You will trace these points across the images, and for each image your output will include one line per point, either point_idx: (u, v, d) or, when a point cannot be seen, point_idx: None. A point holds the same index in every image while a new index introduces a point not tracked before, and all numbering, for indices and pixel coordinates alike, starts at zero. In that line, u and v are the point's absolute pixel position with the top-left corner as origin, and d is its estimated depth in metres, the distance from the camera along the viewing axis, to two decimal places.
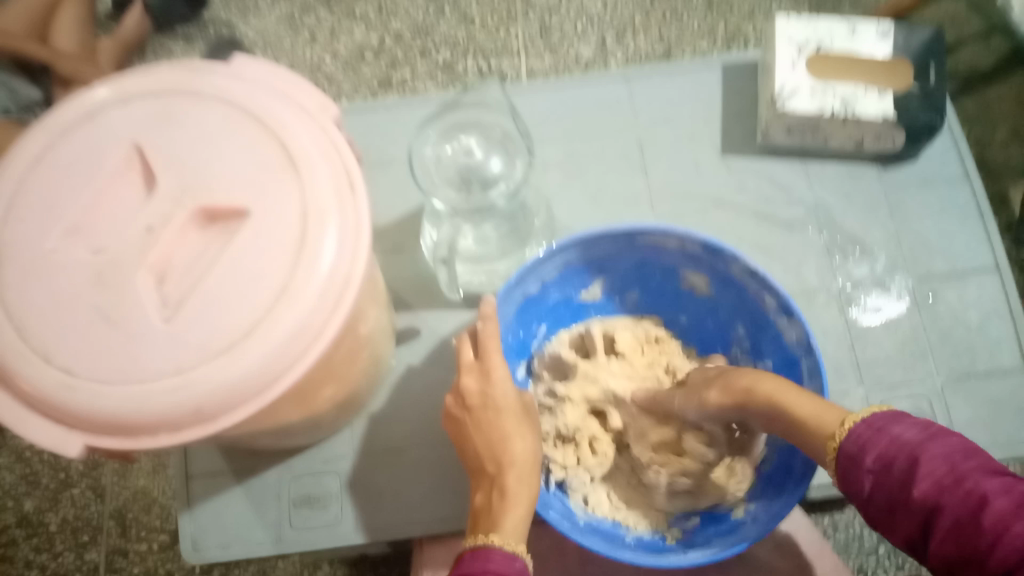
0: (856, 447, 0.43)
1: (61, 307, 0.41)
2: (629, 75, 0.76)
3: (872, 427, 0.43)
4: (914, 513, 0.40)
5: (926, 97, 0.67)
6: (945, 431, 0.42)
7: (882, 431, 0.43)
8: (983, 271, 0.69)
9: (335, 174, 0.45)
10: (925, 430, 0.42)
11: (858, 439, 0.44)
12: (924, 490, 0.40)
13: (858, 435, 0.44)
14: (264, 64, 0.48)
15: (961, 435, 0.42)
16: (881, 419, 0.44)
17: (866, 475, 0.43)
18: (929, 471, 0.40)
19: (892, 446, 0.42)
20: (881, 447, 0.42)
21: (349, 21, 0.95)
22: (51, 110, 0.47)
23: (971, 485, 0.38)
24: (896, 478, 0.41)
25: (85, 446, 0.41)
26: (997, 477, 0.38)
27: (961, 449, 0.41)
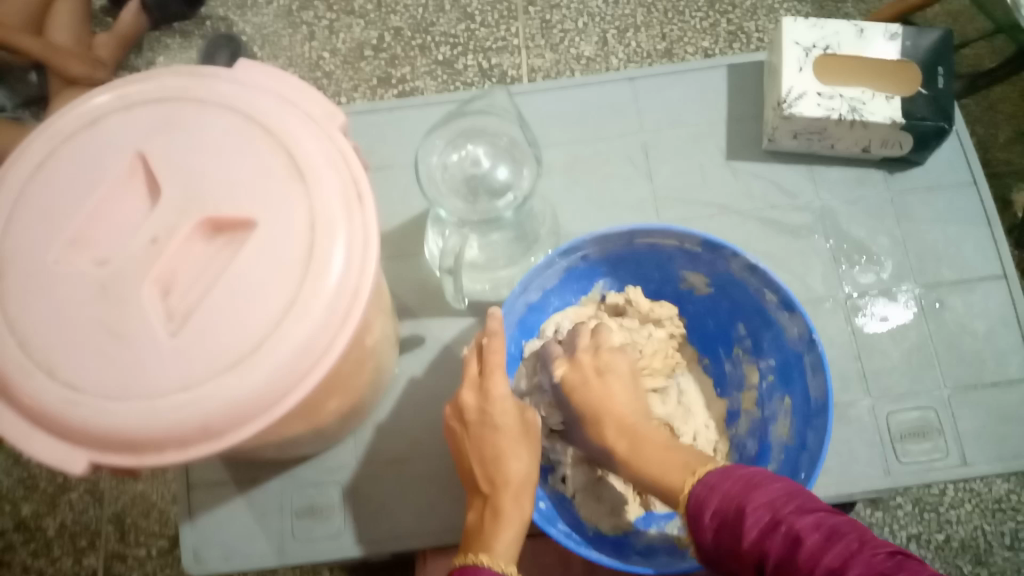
0: (696, 502, 0.42)
1: (65, 321, 0.40)
2: (633, 78, 0.75)
3: (707, 485, 0.42)
4: (750, 564, 0.39)
5: (939, 98, 0.65)
6: (771, 479, 0.41)
7: (714, 488, 0.42)
8: (990, 279, 0.69)
9: (343, 183, 0.44)
10: (750, 481, 0.41)
11: (699, 498, 0.42)
12: (751, 540, 0.39)
13: (696, 499, 0.42)
14: (272, 70, 0.47)
15: (786, 481, 0.41)
16: (714, 476, 0.43)
17: (708, 536, 0.41)
18: (754, 521, 0.39)
19: (723, 501, 0.41)
20: (713, 506, 0.41)
21: (347, 18, 0.94)
22: (52, 116, 0.46)
23: (787, 528, 0.38)
24: (731, 534, 0.40)
25: (90, 462, 0.41)
26: (808, 514, 0.38)
27: (784, 492, 0.40)
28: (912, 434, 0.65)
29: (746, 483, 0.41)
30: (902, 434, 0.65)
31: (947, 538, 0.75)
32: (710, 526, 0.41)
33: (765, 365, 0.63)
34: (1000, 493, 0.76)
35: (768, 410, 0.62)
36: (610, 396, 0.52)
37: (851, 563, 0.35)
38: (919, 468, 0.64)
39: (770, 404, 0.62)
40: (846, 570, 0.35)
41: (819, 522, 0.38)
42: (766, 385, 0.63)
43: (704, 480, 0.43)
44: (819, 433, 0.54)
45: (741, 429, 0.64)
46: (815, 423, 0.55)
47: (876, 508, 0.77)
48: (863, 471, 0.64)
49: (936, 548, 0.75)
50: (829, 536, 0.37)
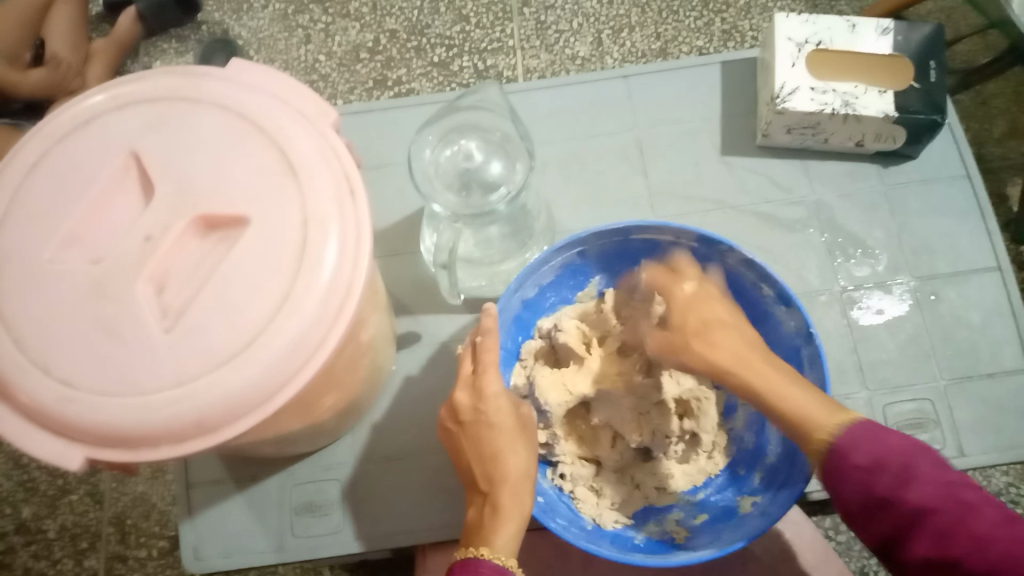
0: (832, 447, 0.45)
1: (59, 318, 0.41)
2: (627, 76, 0.75)
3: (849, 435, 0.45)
4: (899, 511, 0.43)
5: (931, 92, 0.65)
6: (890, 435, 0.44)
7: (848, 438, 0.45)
8: (985, 270, 0.69)
9: (335, 180, 0.44)
10: (869, 437, 0.44)
11: (853, 440, 0.44)
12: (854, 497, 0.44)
13: (846, 443, 0.45)
14: (262, 68, 0.47)
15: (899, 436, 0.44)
16: (866, 429, 0.45)
17: (853, 474, 0.44)
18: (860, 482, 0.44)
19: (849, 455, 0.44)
20: (874, 452, 0.44)
21: (343, 21, 0.94)
22: (46, 116, 0.46)
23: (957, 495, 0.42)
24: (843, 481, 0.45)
25: (86, 458, 0.41)
26: (962, 488, 0.42)
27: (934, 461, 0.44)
28: (909, 425, 0.65)
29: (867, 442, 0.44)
30: (898, 425, 0.65)
31: None
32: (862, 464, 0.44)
33: None
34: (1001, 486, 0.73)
35: None
36: (732, 338, 0.51)
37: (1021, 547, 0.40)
38: None
39: None
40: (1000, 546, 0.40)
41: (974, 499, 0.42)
42: None
43: (862, 429, 0.45)
44: None
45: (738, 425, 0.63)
46: None
47: None
48: None
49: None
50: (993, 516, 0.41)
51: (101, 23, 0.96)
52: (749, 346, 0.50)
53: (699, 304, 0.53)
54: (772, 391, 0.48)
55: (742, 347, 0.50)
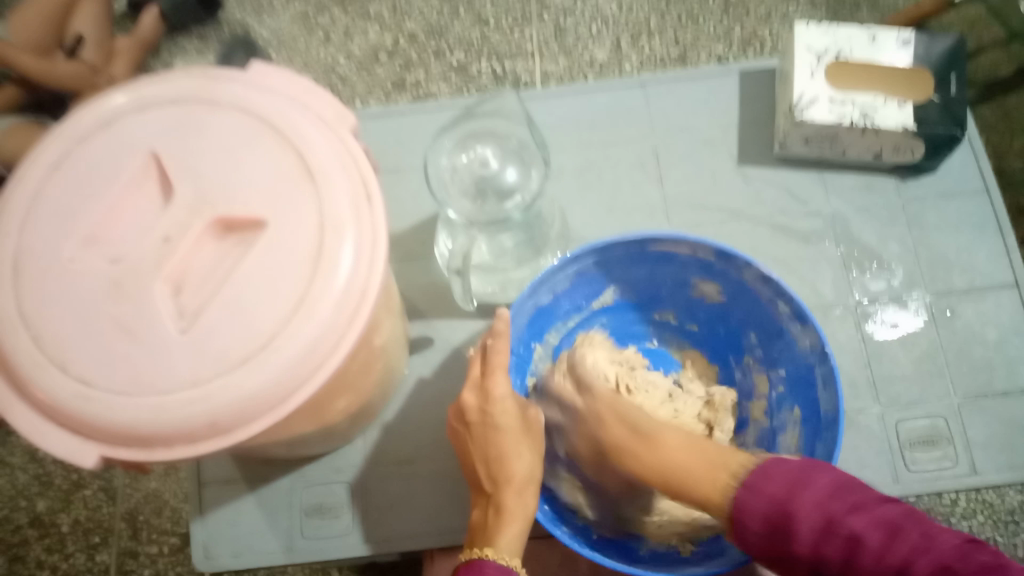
0: (744, 499, 0.45)
1: (78, 318, 0.41)
2: (645, 84, 0.75)
3: (749, 488, 0.45)
4: (802, 561, 0.43)
5: (951, 106, 0.65)
6: (813, 472, 0.44)
7: (754, 488, 0.45)
8: (1002, 286, 0.68)
9: (352, 186, 0.44)
10: (793, 479, 0.43)
11: (745, 496, 0.45)
12: (808, 544, 0.42)
13: (736, 504, 0.45)
14: (284, 71, 0.48)
15: (826, 474, 0.44)
16: (756, 478, 0.45)
17: (757, 539, 0.44)
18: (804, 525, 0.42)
19: (771, 502, 0.43)
20: (761, 510, 0.44)
21: (363, 23, 0.95)
22: (70, 116, 0.46)
23: (844, 531, 0.41)
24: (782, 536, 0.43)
25: (100, 457, 0.41)
26: (861, 513, 0.41)
27: (832, 486, 0.43)
28: (921, 442, 0.64)
29: (791, 484, 0.43)
30: (910, 441, 0.65)
31: None
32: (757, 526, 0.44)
33: (775, 376, 0.62)
34: (1013, 504, 0.69)
35: (777, 419, 0.62)
36: (624, 416, 0.55)
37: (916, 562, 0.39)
38: (928, 475, 0.64)
39: (780, 414, 0.61)
40: (913, 565, 0.39)
41: (872, 520, 0.41)
42: (775, 395, 0.62)
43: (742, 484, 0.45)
44: (828, 444, 0.53)
45: (749, 440, 0.64)
46: (824, 436, 0.54)
47: None
48: (871, 479, 0.64)
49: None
50: (886, 534, 0.40)
51: (125, 21, 0.97)
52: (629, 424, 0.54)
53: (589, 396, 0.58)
54: (669, 467, 0.50)
55: (626, 424, 0.54)
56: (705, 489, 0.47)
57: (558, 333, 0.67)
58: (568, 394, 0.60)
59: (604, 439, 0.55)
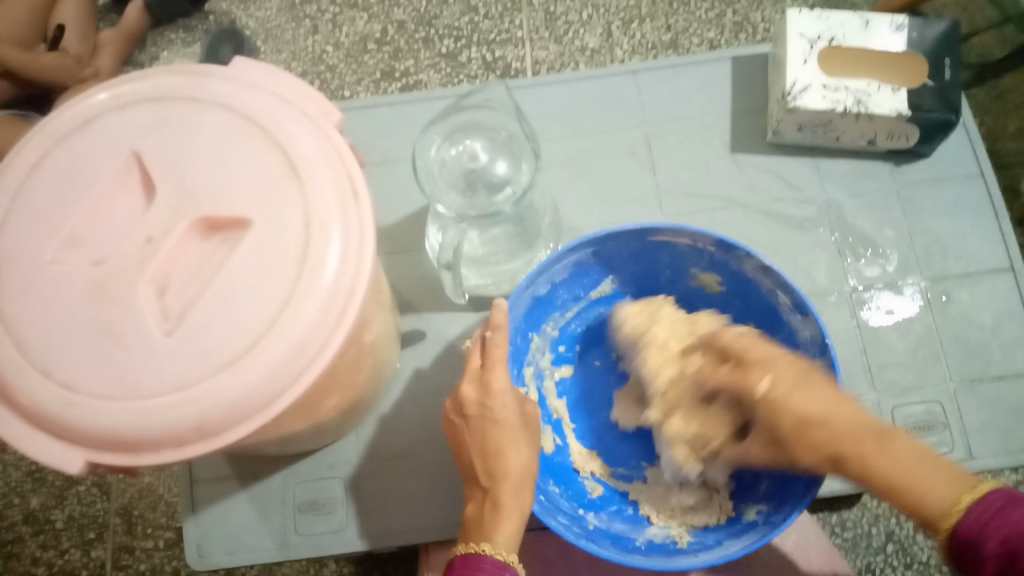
0: (972, 514, 0.41)
1: (61, 321, 0.40)
2: (636, 71, 0.74)
3: (989, 504, 0.40)
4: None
5: (946, 90, 0.64)
6: None
7: (997, 507, 0.40)
8: (997, 270, 0.68)
9: (338, 182, 0.44)
10: None
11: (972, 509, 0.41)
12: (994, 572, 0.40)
13: (975, 522, 0.40)
14: (268, 68, 0.47)
15: None
16: (1001, 501, 0.40)
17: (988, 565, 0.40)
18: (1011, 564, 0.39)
19: (1003, 524, 0.40)
20: (1004, 535, 0.39)
21: (351, 11, 0.93)
22: (50, 114, 0.46)
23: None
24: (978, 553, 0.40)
25: (86, 461, 0.41)
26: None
27: None
28: (917, 427, 0.64)
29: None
30: (907, 427, 0.64)
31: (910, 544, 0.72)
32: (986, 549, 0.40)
33: None
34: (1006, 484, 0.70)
35: None
36: (830, 395, 0.47)
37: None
38: None
39: None
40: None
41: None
42: None
43: (986, 501, 0.41)
44: None
45: None
46: None
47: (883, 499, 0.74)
48: None
49: (901, 547, 0.73)
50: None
51: (108, 13, 0.95)
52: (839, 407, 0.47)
53: (782, 372, 0.49)
54: (898, 470, 0.43)
55: (842, 404, 0.47)
56: (948, 499, 0.41)
57: (555, 325, 0.67)
58: (757, 363, 0.51)
59: (788, 421, 0.47)
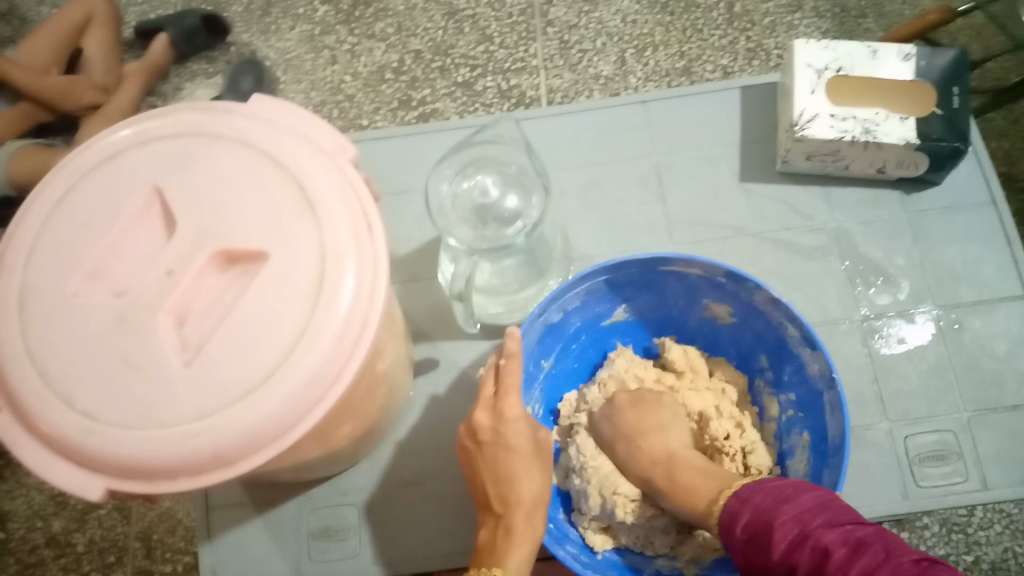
0: (732, 518, 0.47)
1: (86, 351, 0.42)
2: (646, 101, 0.75)
3: (743, 500, 0.47)
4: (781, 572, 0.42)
5: (954, 118, 0.65)
6: (800, 491, 0.45)
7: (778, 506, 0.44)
8: (1010, 298, 0.68)
9: (353, 216, 0.45)
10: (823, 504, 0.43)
11: (736, 512, 0.47)
12: (782, 552, 0.42)
13: (728, 511, 0.48)
14: (284, 104, 0.49)
15: (814, 492, 0.44)
16: (746, 492, 0.47)
17: (740, 545, 0.46)
18: (784, 534, 0.42)
19: (762, 517, 0.44)
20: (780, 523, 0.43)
21: (369, 42, 0.95)
22: (73, 151, 0.47)
23: (811, 541, 0.41)
24: (764, 547, 0.43)
25: (106, 490, 0.42)
26: (834, 528, 0.41)
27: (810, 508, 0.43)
28: (930, 457, 0.64)
29: (776, 499, 0.45)
30: (920, 457, 0.64)
31: None
32: (776, 555, 0.42)
33: (784, 400, 0.62)
34: None
35: (787, 443, 0.61)
36: (674, 452, 0.57)
37: (876, 572, 0.38)
38: (939, 492, 0.63)
39: (788, 438, 0.61)
40: None
41: (844, 537, 0.40)
42: (785, 420, 0.62)
43: (738, 498, 0.47)
44: (835, 471, 0.53)
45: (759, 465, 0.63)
46: (830, 461, 0.54)
47: None
48: (881, 496, 0.63)
49: None
50: (854, 548, 0.39)
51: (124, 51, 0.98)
52: (688, 463, 0.55)
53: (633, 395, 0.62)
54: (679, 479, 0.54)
55: (683, 468, 0.55)
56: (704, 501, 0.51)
57: (569, 352, 0.67)
58: (657, 439, 0.58)
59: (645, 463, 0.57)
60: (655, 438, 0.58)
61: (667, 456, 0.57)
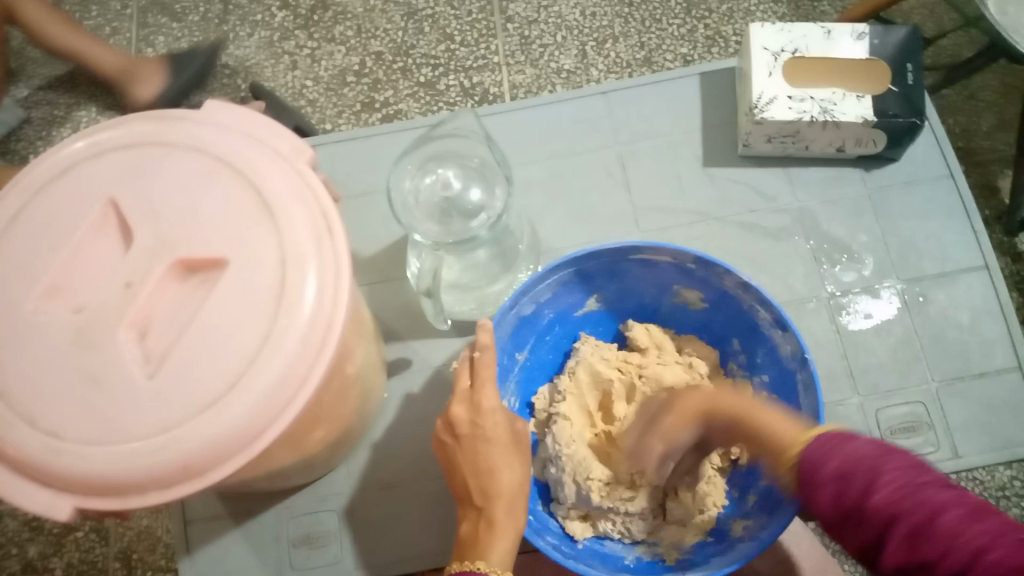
0: (820, 457, 0.44)
1: (45, 369, 0.41)
2: (606, 92, 0.75)
3: (828, 449, 0.44)
4: (874, 522, 0.42)
5: (910, 95, 0.65)
6: (900, 451, 0.44)
7: (873, 461, 0.43)
8: (972, 270, 0.69)
9: (313, 219, 0.44)
10: (882, 448, 0.43)
11: (821, 457, 0.44)
12: (882, 500, 0.41)
13: (814, 456, 0.45)
14: (239, 110, 0.48)
15: (914, 454, 0.44)
16: (834, 440, 0.45)
17: (822, 490, 0.44)
18: (889, 483, 0.41)
19: (858, 467, 0.43)
20: (858, 477, 0.42)
21: (328, 46, 0.95)
22: (26, 166, 0.46)
23: (953, 508, 0.40)
24: (864, 497, 0.42)
25: (74, 508, 0.41)
26: (948, 489, 0.41)
27: (915, 469, 0.42)
28: (902, 429, 0.65)
29: (878, 454, 0.43)
30: (891, 429, 0.65)
31: None
32: (871, 501, 0.42)
33: (758, 381, 0.63)
34: None
35: None
36: (742, 399, 0.53)
37: (998, 543, 0.38)
38: None
39: None
40: (988, 546, 0.38)
41: (965, 499, 0.40)
42: None
43: (824, 439, 0.45)
44: None
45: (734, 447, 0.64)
46: None
47: None
48: None
49: None
50: (972, 511, 0.40)
51: (70, 63, 0.95)
52: (747, 401, 0.53)
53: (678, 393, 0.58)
54: (752, 414, 0.51)
55: (752, 404, 0.52)
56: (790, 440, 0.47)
57: (543, 346, 0.67)
58: (719, 395, 0.55)
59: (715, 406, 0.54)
60: (718, 397, 0.55)
61: (729, 398, 0.54)
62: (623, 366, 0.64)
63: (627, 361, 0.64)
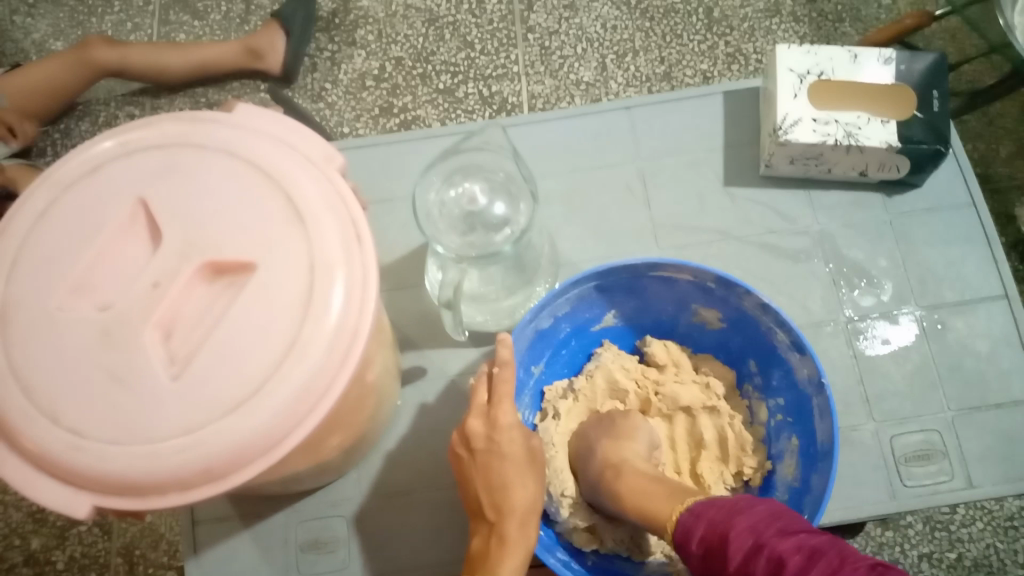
0: (686, 531, 0.45)
1: (70, 367, 0.41)
2: (630, 107, 0.76)
3: (694, 515, 0.45)
4: None
5: (935, 122, 0.65)
6: (752, 504, 0.43)
7: (722, 520, 0.43)
8: (991, 299, 0.69)
9: (341, 225, 0.44)
10: (732, 508, 0.43)
11: (689, 527, 0.45)
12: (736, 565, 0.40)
13: (684, 527, 0.46)
14: (269, 113, 0.48)
15: (766, 503, 0.43)
16: (700, 506, 0.46)
17: (697, 561, 0.44)
18: (738, 546, 0.41)
19: (712, 528, 0.43)
20: (709, 538, 0.43)
21: (350, 49, 0.95)
22: (56, 162, 0.47)
23: (766, 552, 0.39)
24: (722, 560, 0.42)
25: (93, 506, 0.41)
26: (788, 537, 0.39)
27: (761, 519, 0.42)
28: (917, 457, 0.65)
29: (730, 510, 0.43)
30: (906, 457, 0.65)
31: (959, 556, 0.72)
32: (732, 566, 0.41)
33: (773, 404, 0.62)
34: None
35: (775, 448, 0.61)
36: (631, 469, 0.54)
37: None
38: (925, 491, 0.64)
39: (776, 443, 0.61)
40: None
41: (799, 545, 0.39)
42: (774, 424, 0.62)
43: (690, 512, 0.46)
44: (824, 477, 0.54)
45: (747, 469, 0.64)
46: (820, 466, 0.55)
47: (886, 527, 0.73)
48: (869, 497, 0.64)
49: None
50: (807, 556, 0.38)
51: None
52: (639, 474, 0.53)
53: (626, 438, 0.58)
54: (638, 494, 0.52)
55: (638, 481, 0.53)
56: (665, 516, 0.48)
57: (558, 359, 0.67)
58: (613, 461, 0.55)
59: (609, 480, 0.54)
60: (622, 459, 0.55)
61: (614, 470, 0.54)
62: (640, 381, 0.64)
63: (644, 375, 0.65)
